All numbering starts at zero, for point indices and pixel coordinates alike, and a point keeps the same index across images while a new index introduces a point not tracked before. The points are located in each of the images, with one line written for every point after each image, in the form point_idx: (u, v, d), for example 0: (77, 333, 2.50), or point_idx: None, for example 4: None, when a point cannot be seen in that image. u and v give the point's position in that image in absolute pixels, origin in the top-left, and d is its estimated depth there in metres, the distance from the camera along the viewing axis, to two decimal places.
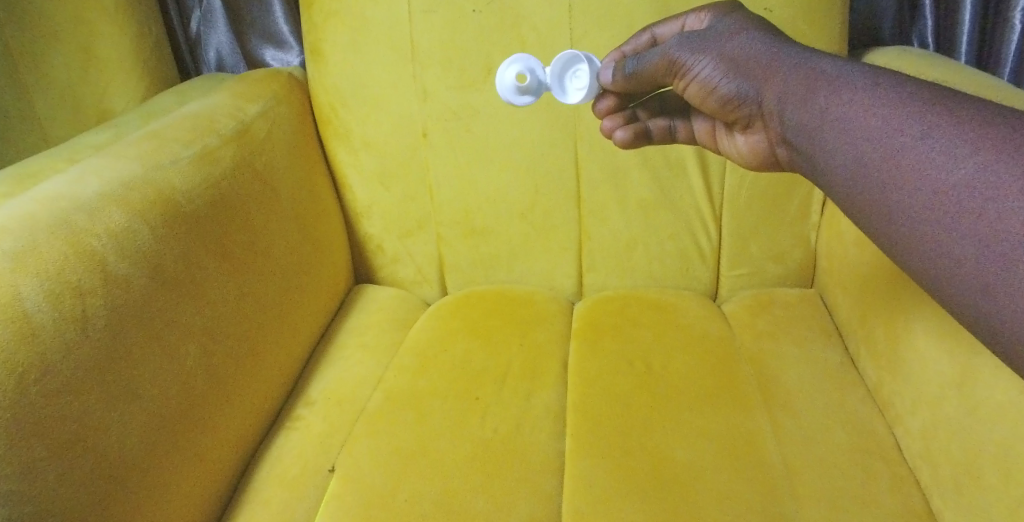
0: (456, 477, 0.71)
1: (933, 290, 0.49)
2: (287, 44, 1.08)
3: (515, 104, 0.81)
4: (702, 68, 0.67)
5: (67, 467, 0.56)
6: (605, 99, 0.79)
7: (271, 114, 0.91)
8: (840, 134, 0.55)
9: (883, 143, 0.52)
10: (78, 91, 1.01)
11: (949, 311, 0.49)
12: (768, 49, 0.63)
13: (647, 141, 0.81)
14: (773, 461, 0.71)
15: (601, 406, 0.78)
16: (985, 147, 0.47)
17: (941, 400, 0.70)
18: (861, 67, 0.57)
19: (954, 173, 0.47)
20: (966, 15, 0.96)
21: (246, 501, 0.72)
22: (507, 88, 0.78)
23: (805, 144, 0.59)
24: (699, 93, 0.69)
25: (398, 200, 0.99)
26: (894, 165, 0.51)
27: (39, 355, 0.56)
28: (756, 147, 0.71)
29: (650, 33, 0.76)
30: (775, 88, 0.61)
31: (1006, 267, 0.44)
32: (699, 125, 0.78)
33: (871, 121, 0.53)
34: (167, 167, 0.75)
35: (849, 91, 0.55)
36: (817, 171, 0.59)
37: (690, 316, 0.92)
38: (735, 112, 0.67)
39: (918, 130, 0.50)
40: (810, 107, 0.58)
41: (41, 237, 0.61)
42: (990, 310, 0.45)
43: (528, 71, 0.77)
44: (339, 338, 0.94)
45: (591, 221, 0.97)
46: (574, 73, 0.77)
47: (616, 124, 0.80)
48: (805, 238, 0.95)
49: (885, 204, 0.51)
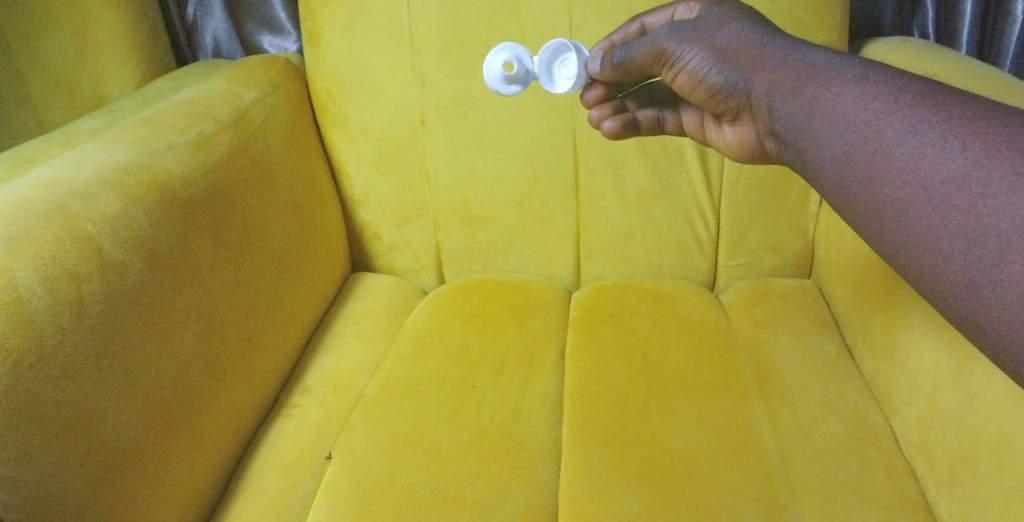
0: (454, 464, 0.71)
1: (919, 286, 0.49)
2: (285, 30, 1.08)
3: (503, 94, 0.81)
4: (689, 58, 0.66)
5: (63, 452, 0.56)
6: (593, 88, 0.78)
7: (268, 99, 0.90)
8: (829, 127, 0.55)
9: (872, 137, 0.52)
10: (72, 76, 1.00)
11: (937, 308, 0.49)
12: (758, 40, 0.63)
13: (635, 131, 0.80)
14: (769, 450, 0.71)
15: (598, 395, 0.78)
16: (975, 142, 0.47)
17: (938, 391, 0.70)
18: (851, 60, 0.57)
19: (943, 168, 0.47)
20: (968, 6, 0.95)
21: (242, 489, 0.72)
22: (495, 77, 0.77)
23: (794, 136, 0.59)
24: (687, 83, 0.68)
25: (397, 188, 0.99)
26: (883, 158, 0.51)
27: (33, 340, 0.56)
28: (744, 140, 0.70)
29: (639, 22, 0.76)
30: (764, 79, 0.61)
31: (994, 263, 0.44)
32: (688, 116, 0.78)
33: (859, 115, 0.53)
34: (163, 153, 0.74)
35: (839, 84, 0.55)
36: (805, 164, 0.58)
37: (687, 305, 0.92)
38: (724, 103, 0.67)
39: (907, 124, 0.50)
40: (799, 99, 0.58)
41: (35, 221, 0.61)
42: (977, 308, 0.45)
43: (516, 59, 0.77)
44: (336, 325, 0.94)
45: (589, 210, 0.97)
46: (563, 62, 0.76)
47: (605, 115, 0.79)
48: (804, 228, 0.95)
49: (873, 199, 0.51)
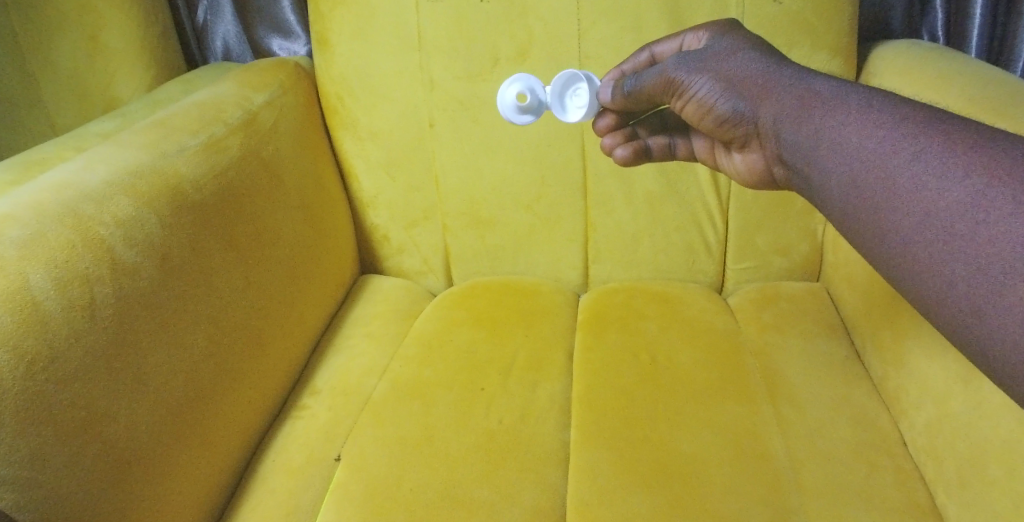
0: (462, 466, 0.71)
1: (924, 311, 0.49)
2: (294, 33, 1.08)
3: (515, 123, 0.82)
4: (699, 87, 0.66)
5: (75, 455, 0.57)
6: (605, 116, 0.78)
7: (278, 103, 0.91)
8: (836, 157, 0.54)
9: (879, 167, 0.51)
10: (83, 79, 1.01)
11: (942, 333, 0.48)
12: (765, 69, 0.63)
13: (647, 158, 0.81)
14: (778, 455, 0.71)
15: (607, 397, 0.78)
16: (977, 170, 0.46)
17: (948, 394, 0.70)
18: (856, 89, 0.57)
19: (946, 197, 0.47)
20: (977, 9, 0.95)
21: (251, 492, 0.73)
22: (509, 107, 0.79)
23: (802, 165, 0.58)
24: (695, 112, 0.68)
25: (405, 191, 0.99)
26: (887, 187, 0.51)
27: (46, 343, 0.57)
28: (752, 166, 0.70)
29: (649, 52, 0.76)
30: (770, 108, 0.61)
31: (995, 289, 0.44)
32: (698, 143, 0.78)
33: (865, 144, 0.53)
34: (173, 157, 0.75)
35: (843, 113, 0.55)
36: (813, 193, 0.58)
37: (696, 308, 0.92)
38: (732, 131, 0.67)
39: (911, 152, 0.50)
40: (806, 128, 0.57)
41: (49, 225, 0.62)
42: (980, 334, 0.45)
43: (529, 90, 0.78)
44: (345, 328, 0.94)
45: (597, 213, 0.97)
46: (574, 91, 0.77)
47: (617, 142, 0.79)
48: (812, 231, 0.95)
49: (880, 227, 0.51)
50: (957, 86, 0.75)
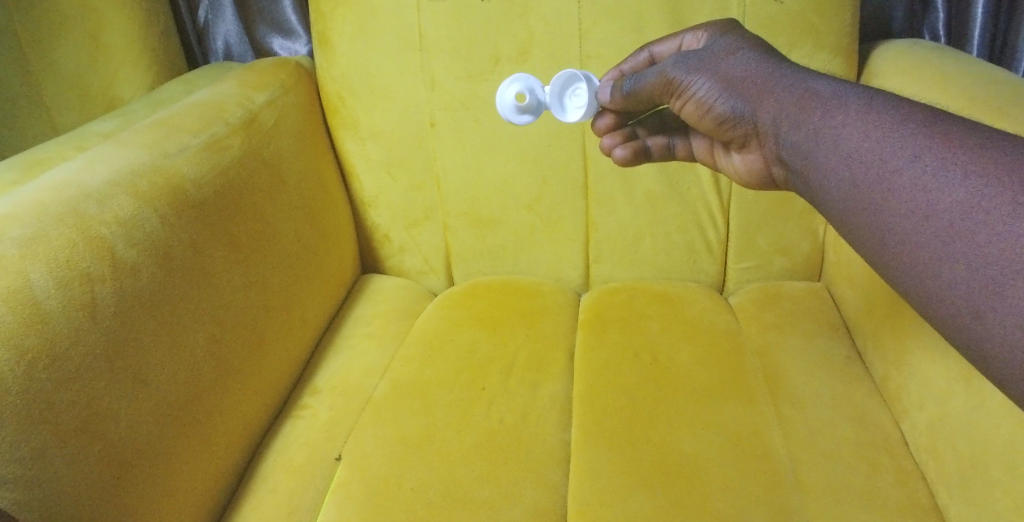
0: (463, 465, 0.71)
1: (924, 311, 0.49)
2: (295, 33, 1.08)
3: (514, 123, 0.82)
4: (698, 87, 0.66)
5: (76, 454, 0.57)
6: (604, 116, 0.79)
7: (279, 103, 0.91)
8: (835, 156, 0.54)
9: (878, 167, 0.51)
10: (84, 78, 1.01)
11: (941, 333, 0.48)
12: (764, 69, 0.63)
13: (647, 158, 0.80)
14: (779, 455, 0.71)
15: (607, 397, 0.78)
16: (976, 170, 0.46)
17: (949, 394, 0.70)
18: (855, 89, 0.57)
19: (945, 197, 0.47)
20: (978, 8, 0.95)
21: (252, 492, 0.73)
22: (508, 107, 0.79)
23: (801, 166, 0.58)
24: (695, 112, 0.68)
25: (406, 191, 0.99)
26: (886, 187, 0.51)
27: (47, 341, 0.57)
28: (751, 166, 0.70)
29: (648, 52, 0.76)
30: (770, 108, 0.61)
31: (994, 289, 0.44)
32: (698, 143, 0.78)
33: (864, 144, 0.53)
34: (174, 156, 0.75)
35: (842, 113, 0.55)
36: (812, 193, 0.58)
37: (697, 308, 0.92)
38: (731, 131, 0.67)
39: (910, 153, 0.50)
40: (805, 128, 0.57)
41: (50, 224, 0.62)
42: (980, 334, 0.45)
43: (528, 90, 0.78)
44: (346, 328, 0.94)
45: (598, 213, 0.97)
46: (574, 91, 0.77)
47: (616, 142, 0.79)
48: (813, 231, 0.95)
49: (880, 227, 0.51)
50: (956, 86, 0.75)
